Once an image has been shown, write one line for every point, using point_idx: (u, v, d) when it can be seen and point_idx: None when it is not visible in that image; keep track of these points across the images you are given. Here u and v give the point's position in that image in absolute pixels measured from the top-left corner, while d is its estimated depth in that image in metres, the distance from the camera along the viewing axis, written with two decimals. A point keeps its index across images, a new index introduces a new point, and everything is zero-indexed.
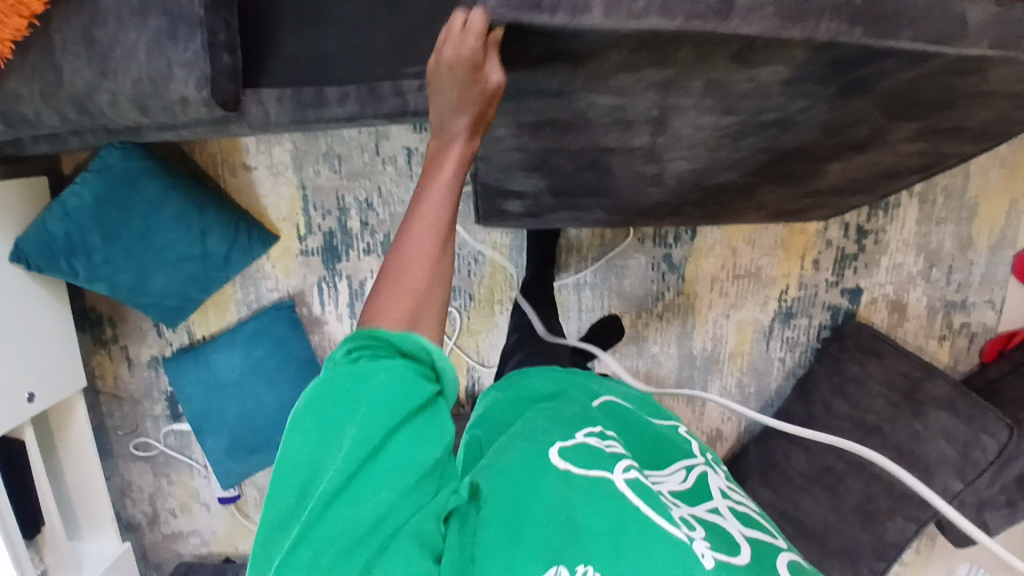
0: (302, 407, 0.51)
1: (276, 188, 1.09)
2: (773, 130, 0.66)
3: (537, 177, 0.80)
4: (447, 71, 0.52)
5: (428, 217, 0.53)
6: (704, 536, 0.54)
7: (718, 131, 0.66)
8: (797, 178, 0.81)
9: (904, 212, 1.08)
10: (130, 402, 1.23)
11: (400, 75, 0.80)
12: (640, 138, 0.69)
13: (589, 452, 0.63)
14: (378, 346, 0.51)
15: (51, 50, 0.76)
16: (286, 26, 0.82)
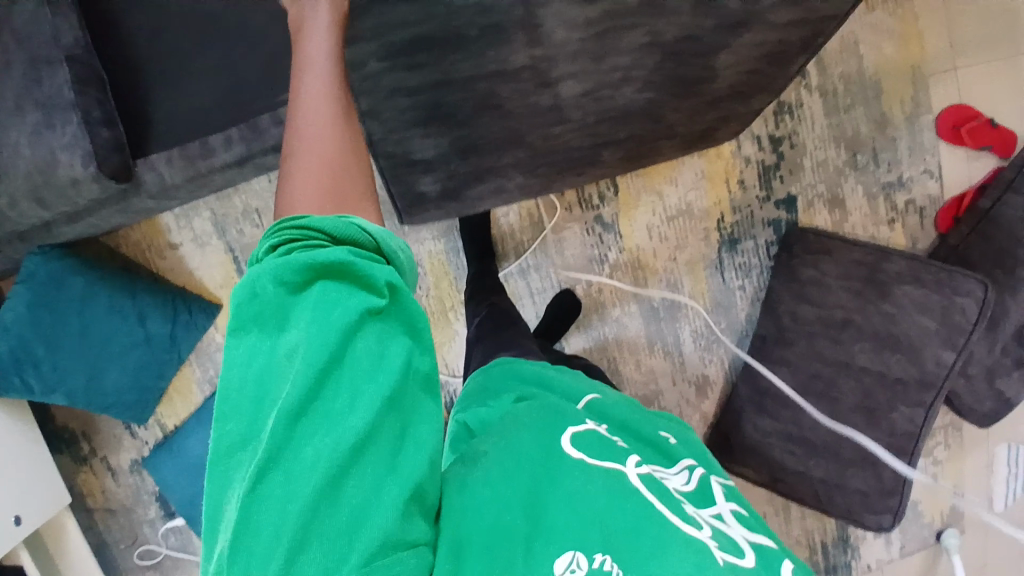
0: (240, 316, 0.46)
1: (206, 259, 1.11)
2: (613, 34, 0.68)
3: (423, 167, 0.84)
4: None
5: (314, 85, 0.55)
6: (712, 537, 0.51)
7: (590, 30, 0.71)
8: (671, 89, 0.82)
9: (809, 109, 1.09)
10: (123, 512, 1.21)
11: (277, 105, 0.85)
12: (519, 53, 0.72)
13: (601, 443, 0.59)
14: (308, 238, 0.47)
15: None
16: (158, 91, 0.86)
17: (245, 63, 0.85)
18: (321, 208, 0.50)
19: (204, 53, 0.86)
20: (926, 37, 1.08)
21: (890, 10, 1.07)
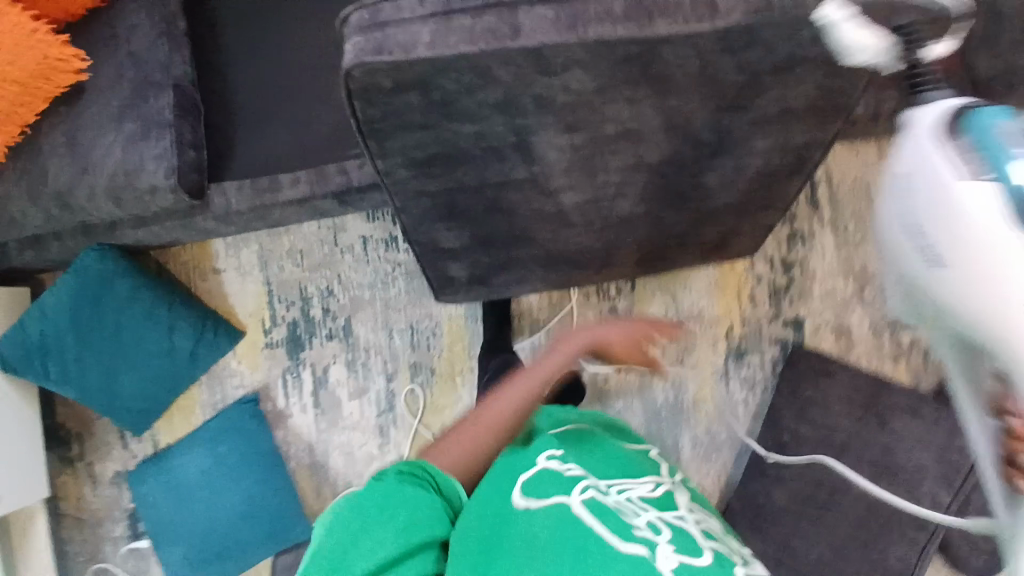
0: (348, 504, 0.61)
1: (242, 287, 1.18)
2: (627, 141, 0.80)
3: (458, 229, 0.93)
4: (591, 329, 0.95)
5: (504, 407, 0.74)
6: (668, 539, 0.58)
7: (578, 152, 0.81)
8: (691, 191, 0.92)
9: (821, 239, 1.17)
10: (92, 525, 1.19)
11: (343, 156, 0.96)
12: (520, 169, 0.83)
13: (547, 480, 0.64)
14: (420, 477, 0.65)
15: (38, 155, 0.89)
16: (244, 132, 0.98)
17: (320, 114, 0.97)
18: (446, 457, 0.70)
19: (290, 100, 0.98)
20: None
21: None
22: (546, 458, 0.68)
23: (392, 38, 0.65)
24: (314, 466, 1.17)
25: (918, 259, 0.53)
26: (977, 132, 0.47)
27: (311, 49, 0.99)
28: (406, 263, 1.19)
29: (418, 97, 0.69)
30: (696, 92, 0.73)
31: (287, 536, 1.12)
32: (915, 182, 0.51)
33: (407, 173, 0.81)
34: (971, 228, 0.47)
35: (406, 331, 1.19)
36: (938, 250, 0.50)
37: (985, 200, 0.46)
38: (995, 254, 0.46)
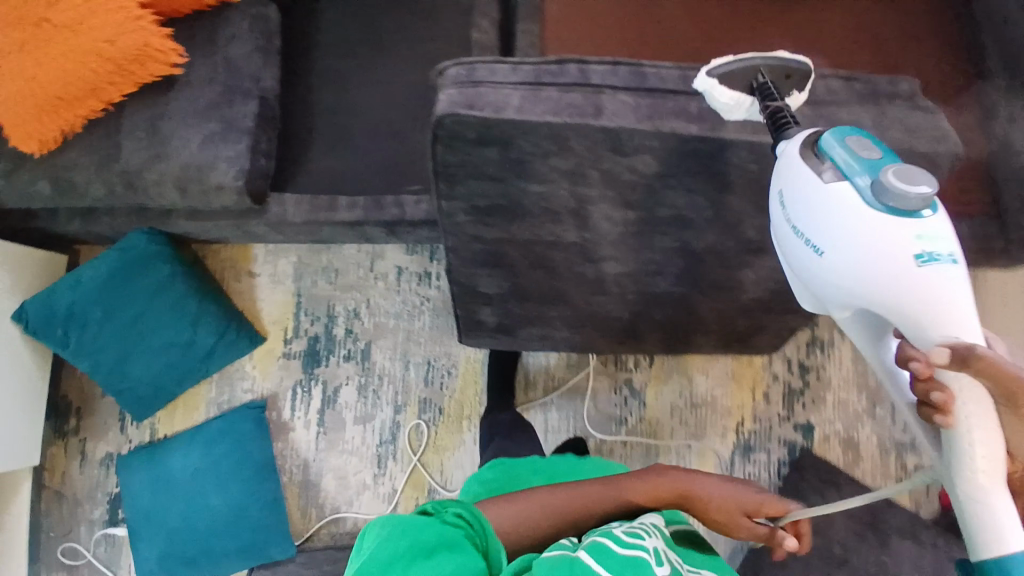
0: (396, 529, 0.53)
1: (272, 294, 1.20)
2: (677, 227, 0.84)
3: (498, 277, 0.95)
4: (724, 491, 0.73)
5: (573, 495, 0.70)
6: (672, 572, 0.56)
7: (628, 227, 0.84)
8: (727, 285, 0.95)
9: (840, 350, 1.19)
10: (70, 503, 1.17)
11: (401, 191, 1.00)
12: (571, 233, 0.86)
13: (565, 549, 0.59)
14: (475, 531, 0.57)
15: (117, 131, 0.91)
16: (313, 151, 1.02)
17: (387, 148, 1.02)
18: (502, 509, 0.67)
19: (363, 128, 1.03)
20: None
21: None
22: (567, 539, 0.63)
23: (483, 97, 0.72)
24: (305, 484, 1.16)
25: (807, 276, 0.52)
26: (828, 144, 0.50)
27: (392, 84, 1.04)
28: (436, 299, 1.21)
29: (495, 151, 0.74)
30: (751, 195, 0.78)
31: (265, 551, 1.11)
32: (793, 195, 0.51)
33: (464, 217, 0.84)
34: (850, 221, 0.48)
35: (422, 366, 1.20)
36: (813, 237, 0.50)
37: (854, 199, 0.48)
38: (874, 240, 0.47)
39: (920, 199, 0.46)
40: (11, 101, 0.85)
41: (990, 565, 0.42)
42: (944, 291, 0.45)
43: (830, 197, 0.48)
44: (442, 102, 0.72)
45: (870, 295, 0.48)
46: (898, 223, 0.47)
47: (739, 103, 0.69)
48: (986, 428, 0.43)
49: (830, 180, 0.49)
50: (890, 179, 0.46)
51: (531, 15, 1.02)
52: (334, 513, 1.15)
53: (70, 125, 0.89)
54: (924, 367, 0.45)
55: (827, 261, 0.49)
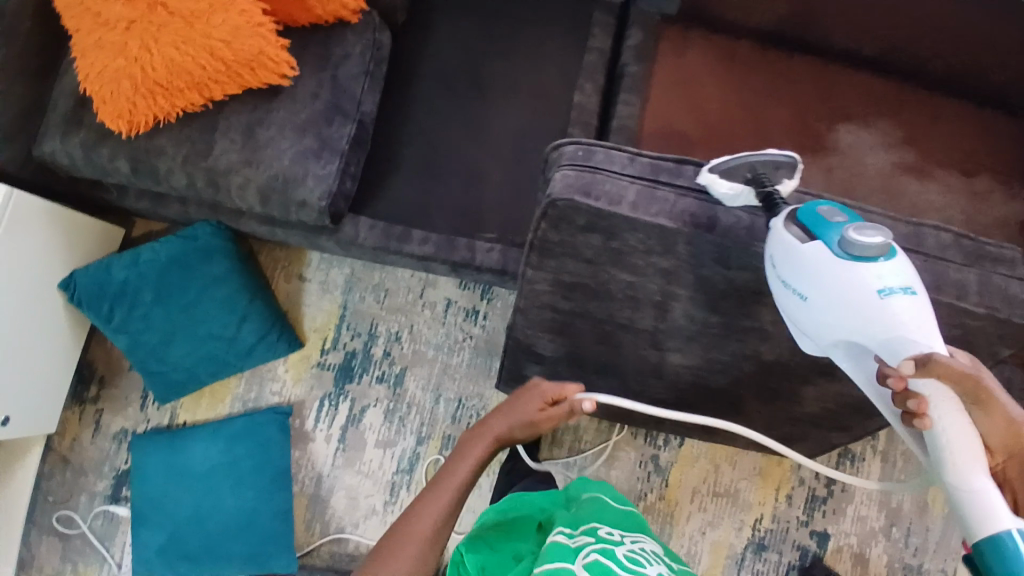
0: None
1: (319, 302, 1.19)
2: (754, 338, 0.83)
3: (559, 342, 0.94)
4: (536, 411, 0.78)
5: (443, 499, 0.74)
6: None
7: (707, 328, 0.83)
8: (784, 396, 0.94)
9: (868, 466, 1.19)
10: (75, 470, 1.15)
11: (476, 236, 1.00)
12: (647, 321, 0.84)
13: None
14: None
15: (211, 127, 0.90)
16: (396, 178, 1.02)
17: (470, 188, 1.02)
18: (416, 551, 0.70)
19: (448, 165, 1.03)
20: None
21: None
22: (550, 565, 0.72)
23: (601, 186, 0.72)
24: (314, 498, 1.15)
25: (805, 324, 0.61)
26: (804, 216, 0.59)
27: (485, 128, 1.04)
28: (479, 338, 1.20)
29: (598, 239, 0.74)
30: None
31: (267, 564, 1.09)
32: (783, 257, 0.59)
33: (545, 287, 0.84)
34: (832, 273, 0.57)
35: (453, 402, 1.18)
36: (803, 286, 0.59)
37: (830, 255, 0.57)
38: (847, 283, 0.56)
39: (880, 249, 0.56)
40: (114, 81, 0.84)
41: (985, 544, 0.53)
42: (906, 321, 0.55)
43: (812, 257, 0.57)
44: (557, 184, 0.73)
45: (856, 330, 0.57)
46: (866, 268, 0.56)
47: (739, 194, 0.70)
48: (956, 424, 0.57)
49: (810, 245, 0.58)
50: (855, 236, 0.55)
51: (634, 88, 1.02)
52: (337, 532, 1.14)
53: (164, 113, 0.87)
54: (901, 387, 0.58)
55: (819, 306, 0.58)
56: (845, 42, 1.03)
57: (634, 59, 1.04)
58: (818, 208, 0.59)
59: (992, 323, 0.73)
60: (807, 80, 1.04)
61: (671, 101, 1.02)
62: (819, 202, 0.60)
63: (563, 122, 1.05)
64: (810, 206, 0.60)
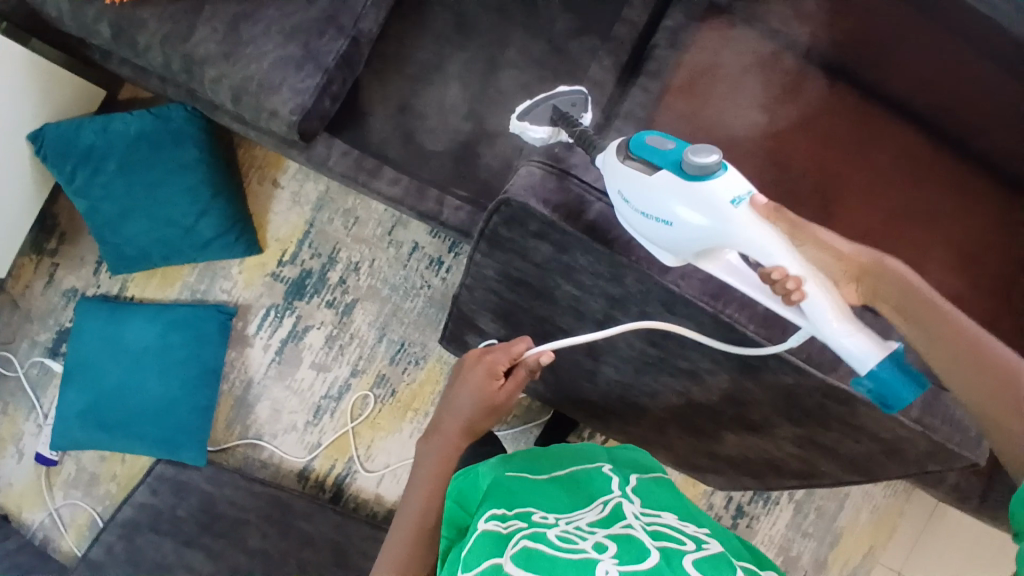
0: None
1: (287, 213, 1.17)
2: (687, 379, 0.78)
3: (500, 325, 0.89)
4: (476, 374, 0.79)
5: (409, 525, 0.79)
6: (613, 554, 0.55)
7: (643, 356, 0.79)
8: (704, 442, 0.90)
9: (779, 511, 1.18)
10: (23, 314, 1.22)
11: (448, 190, 0.95)
12: (586, 329, 0.79)
13: (484, 545, 0.59)
14: None
15: (196, 10, 0.85)
16: (381, 108, 0.96)
17: (453, 140, 0.96)
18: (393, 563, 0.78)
19: (437, 111, 0.97)
20: (897, 534, 1.17)
21: (887, 490, 1.17)
22: (484, 521, 0.63)
23: (561, 197, 0.68)
24: (240, 401, 1.18)
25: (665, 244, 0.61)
26: (637, 147, 0.61)
27: (487, 81, 0.97)
28: (437, 290, 1.17)
29: (548, 247, 0.70)
30: (772, 394, 0.73)
31: (177, 452, 1.11)
32: (637, 191, 0.61)
33: (492, 274, 0.80)
34: (679, 194, 0.58)
35: (395, 344, 1.17)
36: (661, 208, 0.59)
37: (675, 180, 0.58)
38: (697, 195, 0.57)
39: (715, 167, 0.57)
40: None
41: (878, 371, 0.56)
42: (754, 225, 0.57)
43: (662, 187, 0.59)
44: (517, 184, 0.68)
45: (712, 240, 0.58)
46: (710, 185, 0.57)
47: (552, 132, 0.78)
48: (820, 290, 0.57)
49: (658, 174, 0.59)
50: (693, 160, 0.57)
51: (657, 75, 0.91)
52: (254, 438, 1.18)
53: None
54: (779, 276, 0.56)
55: (674, 227, 0.59)
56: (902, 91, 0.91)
57: (667, 43, 0.92)
58: (650, 138, 0.61)
59: (923, 440, 0.69)
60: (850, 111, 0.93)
61: (692, 93, 0.91)
62: (651, 133, 0.62)
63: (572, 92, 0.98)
64: (643, 136, 0.62)
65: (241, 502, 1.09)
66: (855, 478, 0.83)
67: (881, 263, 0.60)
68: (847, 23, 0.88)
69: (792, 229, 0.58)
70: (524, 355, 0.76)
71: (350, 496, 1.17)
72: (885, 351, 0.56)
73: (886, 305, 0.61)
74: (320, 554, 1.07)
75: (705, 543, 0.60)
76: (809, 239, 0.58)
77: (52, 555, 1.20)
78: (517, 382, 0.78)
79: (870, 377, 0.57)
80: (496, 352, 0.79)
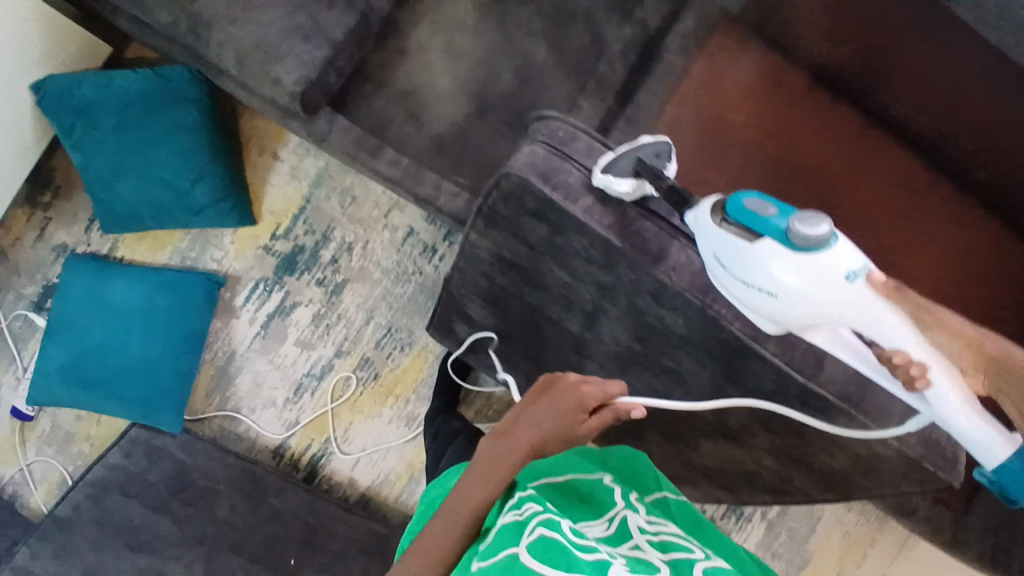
0: None
1: (284, 186, 1.16)
2: (669, 379, 0.75)
3: (489, 312, 0.87)
4: (561, 404, 0.62)
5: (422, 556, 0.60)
6: (624, 562, 0.49)
7: (628, 353, 0.76)
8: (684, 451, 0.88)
9: (751, 528, 1.17)
10: (10, 267, 1.20)
11: (446, 175, 0.93)
12: (573, 324, 0.78)
13: (500, 539, 0.52)
14: None
15: None
16: (386, 88, 0.95)
17: (456, 125, 0.95)
18: None
19: (440, 95, 0.96)
20: (868, 563, 1.16)
21: (863, 518, 1.17)
22: (504, 510, 0.56)
23: (560, 177, 0.67)
24: (221, 370, 1.17)
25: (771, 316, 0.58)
26: (735, 210, 0.58)
27: (495, 70, 0.96)
28: (428, 277, 1.15)
29: (544, 229, 0.69)
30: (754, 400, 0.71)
31: (152, 417, 1.09)
32: (740, 259, 0.57)
33: (483, 255, 0.78)
34: (790, 268, 0.54)
35: (382, 328, 1.16)
36: (767, 280, 0.56)
37: (781, 251, 0.55)
38: (809, 270, 0.54)
39: (827, 240, 0.53)
40: None
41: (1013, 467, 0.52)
42: (876, 306, 0.53)
43: (768, 259, 0.55)
44: (519, 158, 0.68)
45: (824, 315, 0.55)
46: (821, 261, 0.53)
47: (639, 185, 0.65)
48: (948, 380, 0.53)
49: (760, 243, 0.56)
50: (801, 231, 0.53)
51: (664, 79, 0.91)
52: (232, 410, 1.17)
53: None
54: (901, 361, 0.53)
55: (780, 301, 0.56)
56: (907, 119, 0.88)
57: (677, 48, 0.92)
58: (749, 201, 0.57)
59: (899, 459, 0.67)
60: (860, 130, 0.92)
61: (698, 99, 0.90)
62: (750, 194, 0.57)
63: (580, 88, 0.96)
64: (743, 199, 0.57)
65: (214, 472, 1.08)
66: (830, 498, 0.83)
67: (1015, 355, 0.53)
68: (853, 47, 0.86)
69: (915, 309, 0.54)
70: (617, 399, 0.64)
71: (324, 477, 1.16)
72: (1010, 445, 0.52)
73: (1011, 404, 0.53)
74: (287, 532, 1.06)
75: (714, 554, 0.56)
76: (935, 323, 0.54)
77: (19, 512, 1.19)
78: (601, 426, 0.64)
79: (996, 470, 0.53)
80: (590, 385, 0.64)
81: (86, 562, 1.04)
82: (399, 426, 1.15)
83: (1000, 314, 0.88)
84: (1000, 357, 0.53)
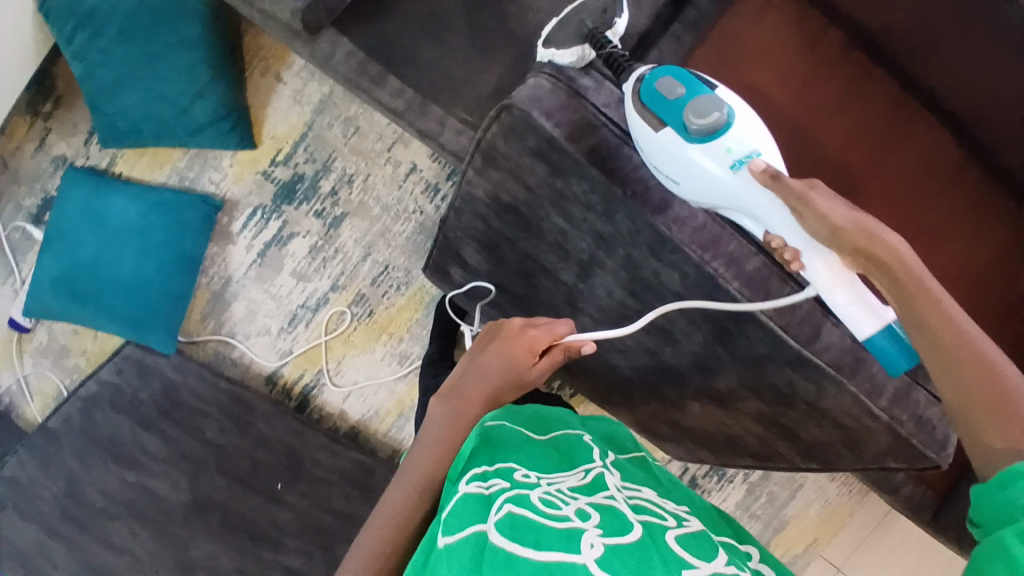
0: None
1: (287, 111, 1.13)
2: (659, 336, 0.75)
3: (484, 257, 0.85)
4: (507, 348, 0.66)
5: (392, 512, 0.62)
6: (597, 525, 0.48)
7: (621, 310, 0.75)
8: (667, 416, 0.88)
9: (731, 489, 1.19)
10: (10, 177, 1.19)
11: (451, 111, 0.90)
12: (567, 274, 0.76)
13: (464, 511, 0.50)
14: None
15: None
16: (397, 13, 0.91)
17: (465, 59, 0.91)
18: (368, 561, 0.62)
19: (449, 24, 0.91)
20: (845, 533, 1.18)
21: (841, 488, 1.18)
22: (464, 482, 0.55)
23: (565, 113, 0.64)
24: (217, 296, 1.17)
25: (685, 200, 0.64)
26: (646, 95, 0.62)
27: (510, 1, 0.92)
28: (428, 217, 1.13)
29: (543, 169, 0.67)
30: (743, 363, 0.70)
31: (145, 335, 1.11)
32: (652, 147, 0.62)
33: (481, 197, 0.76)
34: (691, 155, 0.60)
35: (379, 266, 1.15)
36: (674, 171, 0.62)
37: (683, 137, 0.60)
38: (706, 158, 0.60)
39: (721, 122, 0.59)
40: None
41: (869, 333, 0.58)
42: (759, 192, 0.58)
43: (676, 145, 0.60)
44: (523, 91, 0.65)
45: (723, 196, 0.61)
46: (715, 142, 0.60)
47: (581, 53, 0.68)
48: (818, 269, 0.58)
49: (664, 132, 0.61)
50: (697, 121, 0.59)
51: (693, 25, 0.86)
52: (226, 335, 1.17)
53: None
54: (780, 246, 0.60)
55: (688, 187, 0.62)
56: (942, 87, 0.84)
57: None
58: (659, 84, 0.61)
59: (888, 435, 0.67)
60: (882, 100, 0.87)
61: (723, 44, 0.86)
62: (661, 75, 0.62)
63: None
64: (654, 79, 0.62)
65: (203, 394, 1.10)
66: (812, 466, 0.82)
67: (875, 241, 0.54)
68: (897, 6, 0.80)
69: (811, 203, 0.54)
70: (564, 338, 0.67)
71: (314, 407, 1.18)
72: (877, 321, 0.57)
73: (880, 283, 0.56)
74: (274, 456, 1.08)
75: (686, 521, 0.55)
76: (811, 214, 0.55)
77: (15, 419, 1.22)
78: (552, 364, 0.67)
79: (867, 343, 0.59)
80: (538, 329, 0.67)
81: (75, 470, 1.06)
82: (391, 363, 1.16)
83: (1010, 303, 0.86)
84: (865, 246, 0.55)
